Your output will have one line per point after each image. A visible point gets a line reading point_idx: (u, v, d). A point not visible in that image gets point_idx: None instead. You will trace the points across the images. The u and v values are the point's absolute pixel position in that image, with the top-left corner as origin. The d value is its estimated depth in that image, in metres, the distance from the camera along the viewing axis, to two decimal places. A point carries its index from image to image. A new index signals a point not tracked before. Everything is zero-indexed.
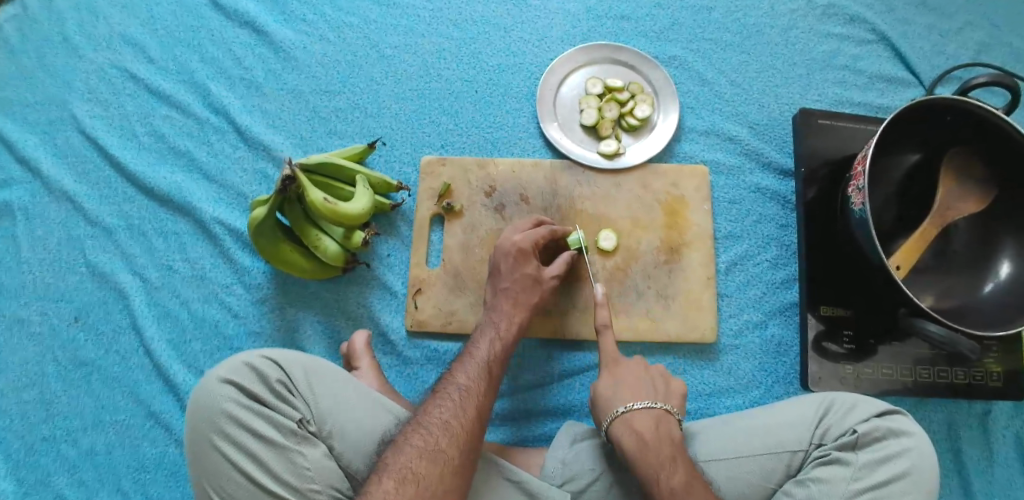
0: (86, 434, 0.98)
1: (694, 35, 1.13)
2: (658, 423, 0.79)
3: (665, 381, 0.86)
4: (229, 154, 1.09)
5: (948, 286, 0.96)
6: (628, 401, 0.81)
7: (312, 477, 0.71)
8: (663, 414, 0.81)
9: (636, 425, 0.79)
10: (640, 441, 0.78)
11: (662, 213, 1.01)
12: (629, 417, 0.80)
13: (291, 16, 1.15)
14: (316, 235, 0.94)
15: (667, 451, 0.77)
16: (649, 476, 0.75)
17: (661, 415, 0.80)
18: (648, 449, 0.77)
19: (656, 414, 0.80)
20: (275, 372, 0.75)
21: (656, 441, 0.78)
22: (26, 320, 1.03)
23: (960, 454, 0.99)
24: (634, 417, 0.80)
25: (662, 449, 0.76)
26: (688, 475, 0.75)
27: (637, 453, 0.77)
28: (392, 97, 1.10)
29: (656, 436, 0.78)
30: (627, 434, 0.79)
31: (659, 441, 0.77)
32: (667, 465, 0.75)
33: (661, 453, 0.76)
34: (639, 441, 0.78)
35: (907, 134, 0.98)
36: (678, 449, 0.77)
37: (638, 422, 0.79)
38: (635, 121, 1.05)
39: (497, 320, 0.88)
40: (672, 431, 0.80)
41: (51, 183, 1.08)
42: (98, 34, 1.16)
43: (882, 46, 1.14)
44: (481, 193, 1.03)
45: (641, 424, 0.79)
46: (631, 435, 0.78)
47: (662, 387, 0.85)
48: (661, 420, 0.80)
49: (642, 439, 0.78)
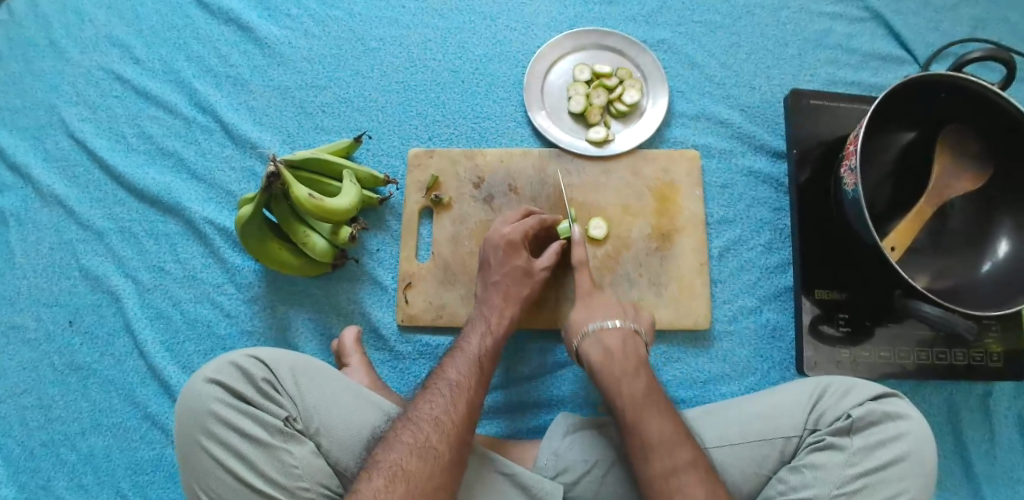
0: (84, 438, 0.98)
1: (683, 18, 1.11)
2: (625, 339, 0.83)
3: (635, 310, 0.89)
4: (217, 153, 1.08)
5: (945, 267, 0.94)
6: (598, 320, 0.84)
7: (299, 475, 0.71)
8: (631, 333, 0.84)
9: (603, 339, 0.82)
10: (607, 355, 0.81)
11: (653, 199, 1.00)
12: (598, 334, 0.83)
13: (275, 11, 1.14)
14: (304, 232, 0.93)
15: (632, 363, 0.80)
16: (611, 385, 0.79)
17: (628, 333, 0.84)
18: (612, 361, 0.80)
19: (624, 332, 0.83)
20: (261, 371, 0.74)
21: (621, 353, 0.81)
22: (22, 326, 1.03)
23: (961, 436, 0.97)
24: (603, 335, 0.83)
25: (626, 361, 0.80)
26: (648, 385, 0.78)
27: (603, 366, 0.80)
28: (378, 89, 1.09)
29: (622, 349, 0.81)
30: (596, 350, 0.82)
31: (624, 356, 0.81)
32: (629, 375, 0.79)
33: (625, 364, 0.80)
34: (606, 356, 0.81)
35: (901, 111, 0.96)
36: (642, 362, 0.81)
37: (606, 338, 0.82)
38: (624, 107, 1.03)
39: (488, 314, 0.87)
40: (639, 348, 0.83)
41: (41, 188, 1.07)
42: (83, 36, 1.15)
43: (876, 24, 1.11)
44: (470, 185, 1.02)
45: (609, 339, 0.82)
46: (599, 349, 0.82)
47: (631, 311, 0.88)
48: (626, 337, 0.83)
49: (608, 352, 0.81)
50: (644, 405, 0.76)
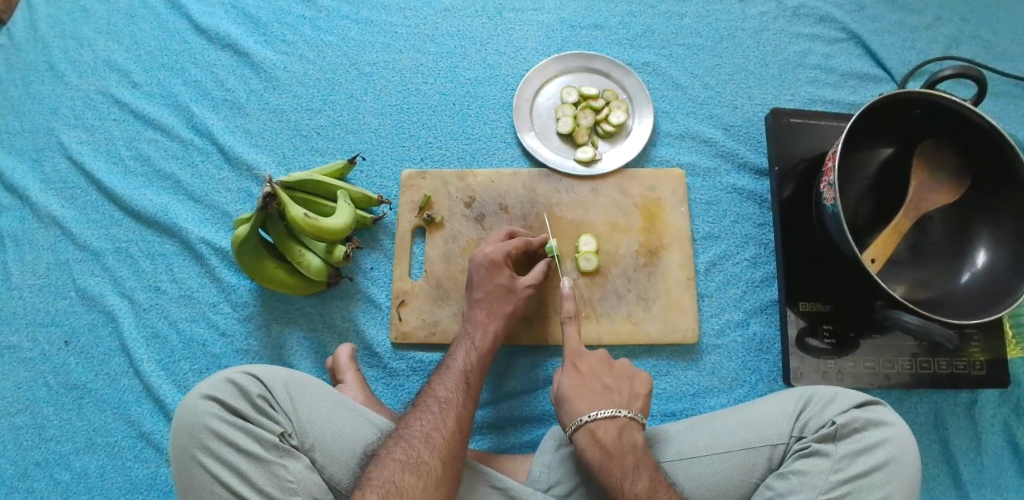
0: (78, 456, 0.99)
1: (666, 41, 1.15)
2: (621, 431, 0.79)
3: (629, 381, 0.86)
4: (213, 175, 1.11)
5: (924, 278, 0.96)
6: (589, 411, 0.81)
7: (294, 490, 0.72)
8: (627, 421, 0.80)
9: (598, 434, 0.79)
10: (602, 450, 0.78)
11: (640, 217, 1.03)
12: (592, 427, 0.79)
13: (271, 37, 1.18)
14: (299, 251, 0.95)
15: (631, 459, 0.77)
16: (613, 487, 0.75)
17: (624, 422, 0.80)
18: (612, 459, 0.76)
19: (618, 422, 0.80)
20: (256, 388, 0.76)
21: (618, 449, 0.78)
22: (18, 346, 1.04)
23: (948, 444, 0.98)
24: (598, 426, 0.79)
25: (626, 458, 0.76)
26: (651, 482, 0.75)
27: (601, 466, 0.76)
28: (371, 112, 1.12)
29: (619, 443, 0.78)
30: (590, 445, 0.78)
31: (621, 452, 0.77)
32: (631, 473, 0.75)
33: (625, 461, 0.76)
34: (603, 452, 0.77)
35: (878, 129, 1.00)
36: (642, 454, 0.77)
37: (601, 432, 0.79)
38: (610, 127, 1.06)
39: (472, 330, 0.89)
40: (637, 437, 0.79)
41: (39, 210, 1.09)
42: (82, 61, 1.18)
43: (853, 44, 1.15)
44: (461, 204, 1.04)
45: (605, 434, 0.79)
46: (595, 446, 0.78)
47: (626, 392, 0.84)
48: (622, 427, 0.80)
49: (605, 448, 0.77)
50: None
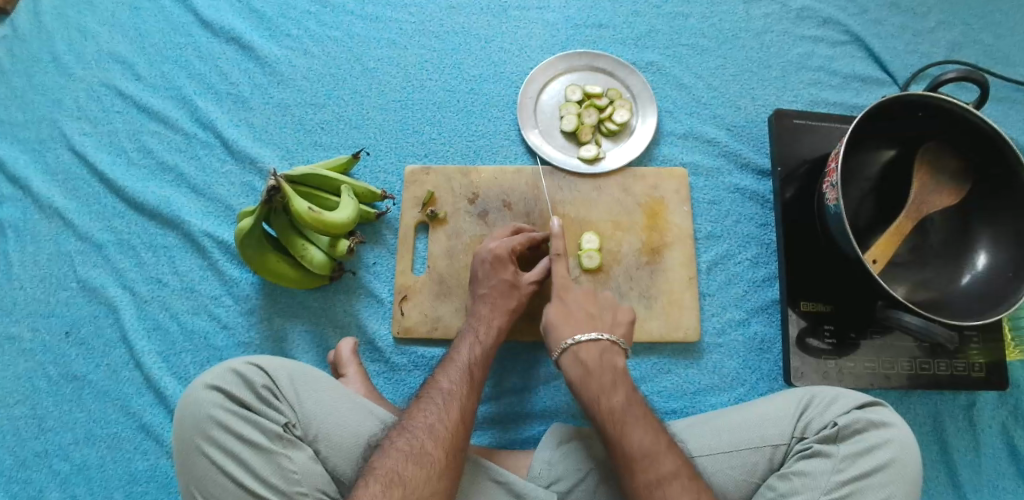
0: (77, 447, 0.99)
1: (670, 41, 1.16)
2: (603, 351, 0.83)
3: (612, 310, 0.90)
4: (217, 168, 1.11)
5: (925, 280, 0.97)
6: (573, 334, 0.85)
7: (298, 481, 0.72)
8: (609, 345, 0.84)
9: (581, 355, 0.83)
10: (584, 370, 0.82)
11: (643, 215, 1.03)
12: (575, 349, 0.83)
13: (276, 32, 1.18)
14: (302, 245, 0.95)
15: (609, 378, 0.81)
16: (589, 400, 0.79)
17: (607, 346, 0.84)
18: (591, 376, 0.81)
19: (601, 344, 0.84)
20: (260, 378, 0.76)
21: (598, 368, 0.82)
22: (18, 336, 1.04)
23: (946, 445, 0.99)
24: (580, 349, 0.83)
25: (604, 377, 0.80)
26: (627, 398, 0.79)
27: (581, 383, 0.81)
28: (375, 108, 1.13)
29: (599, 364, 0.82)
30: (572, 364, 0.83)
31: (600, 370, 0.81)
32: (607, 389, 0.79)
33: (603, 379, 0.80)
34: (583, 370, 0.82)
35: (880, 131, 1.00)
36: (620, 375, 0.81)
37: (584, 354, 0.83)
38: (614, 126, 1.07)
39: (477, 324, 0.89)
40: (617, 360, 0.83)
41: (42, 201, 1.09)
42: (86, 54, 1.18)
43: (855, 47, 1.16)
44: (465, 201, 1.04)
45: (587, 355, 0.83)
46: (577, 365, 0.82)
47: (609, 319, 0.88)
48: (603, 349, 0.83)
49: (586, 368, 0.82)
50: (624, 417, 0.76)
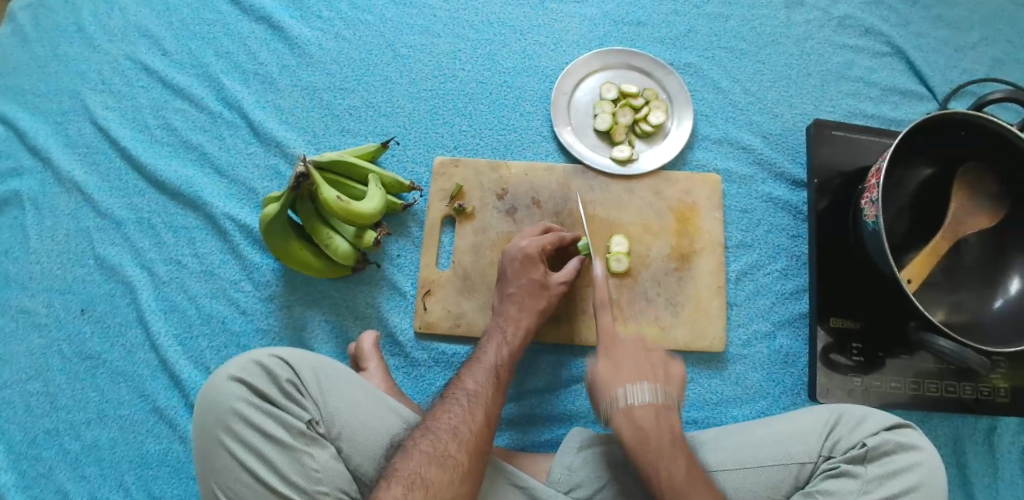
0: (89, 427, 0.97)
1: (710, 43, 1.14)
2: (658, 414, 0.78)
3: None
4: (241, 150, 1.08)
5: (958, 302, 0.95)
6: (627, 390, 0.79)
7: (319, 479, 0.71)
8: (663, 406, 0.79)
9: (637, 417, 0.77)
10: (640, 432, 0.77)
11: (674, 219, 1.01)
12: (629, 410, 0.78)
13: (306, 13, 1.15)
14: (327, 234, 0.93)
15: (668, 442, 0.76)
16: (647, 467, 0.75)
17: (661, 405, 0.78)
18: (648, 440, 0.76)
19: (655, 405, 0.78)
20: (284, 372, 0.75)
21: (656, 430, 0.77)
22: (33, 311, 1.02)
23: (965, 469, 0.98)
24: (635, 409, 0.78)
25: (663, 443, 0.76)
26: (687, 467, 0.75)
27: (638, 448, 0.76)
28: (405, 96, 1.10)
29: (657, 428, 0.77)
30: (627, 425, 0.77)
31: (659, 433, 0.76)
32: (666, 457, 0.75)
33: (662, 445, 0.76)
34: (640, 435, 0.77)
35: (921, 147, 0.97)
36: (676, 438, 0.77)
37: (639, 415, 0.77)
38: (649, 128, 1.05)
39: (504, 325, 0.88)
40: (672, 419, 0.78)
41: (62, 174, 1.07)
42: (111, 25, 1.15)
43: (897, 59, 1.13)
44: (493, 196, 1.03)
45: (642, 417, 0.77)
46: (632, 429, 0.77)
47: (663, 370, 0.82)
48: (658, 410, 0.78)
49: (643, 433, 0.77)
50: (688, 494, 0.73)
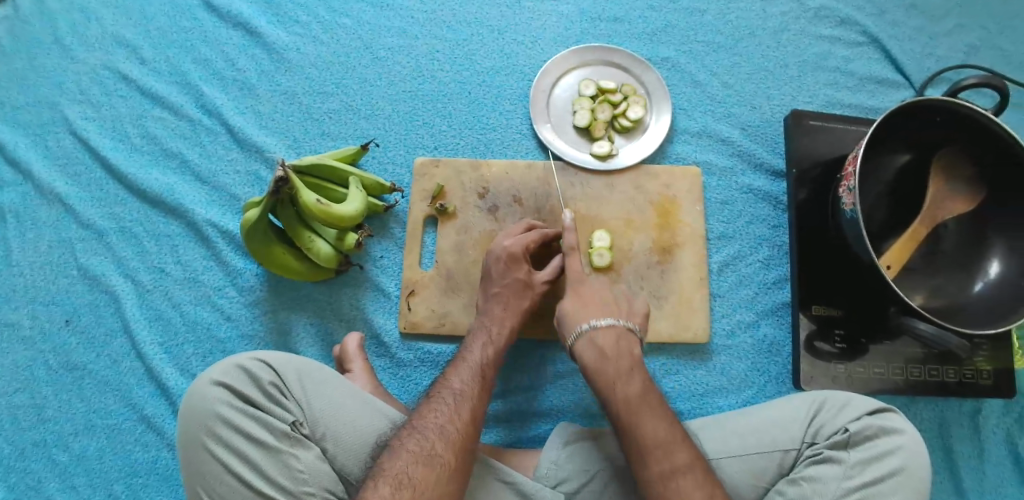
0: (76, 438, 0.97)
1: (686, 37, 1.14)
2: (619, 338, 0.83)
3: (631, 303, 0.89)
4: (222, 156, 1.08)
5: (937, 286, 0.96)
6: (590, 317, 0.84)
7: (305, 480, 0.72)
8: (624, 331, 0.84)
9: (597, 339, 0.82)
10: (601, 356, 0.81)
11: (655, 213, 1.02)
12: (591, 334, 0.83)
13: (284, 18, 1.15)
14: (309, 237, 0.93)
15: (626, 363, 0.80)
16: (603, 386, 0.79)
17: (622, 331, 0.83)
18: (607, 361, 0.80)
19: (616, 330, 0.83)
20: (267, 375, 0.75)
21: (615, 354, 0.81)
22: (17, 323, 1.02)
23: (951, 453, 0.98)
24: (597, 333, 0.83)
25: (621, 362, 0.80)
26: (643, 384, 0.78)
27: (597, 368, 0.80)
28: (384, 98, 1.11)
29: (615, 348, 0.82)
30: (590, 351, 0.82)
31: (617, 356, 0.81)
32: (624, 376, 0.79)
33: (620, 365, 0.80)
34: (600, 356, 0.81)
35: (898, 134, 0.98)
36: (636, 363, 0.81)
37: (601, 339, 0.82)
38: (628, 123, 1.05)
39: (489, 323, 0.88)
40: (632, 346, 0.83)
41: (42, 186, 1.07)
42: (89, 35, 1.15)
43: (872, 48, 1.14)
44: (474, 195, 1.03)
45: (603, 339, 0.82)
46: (592, 350, 0.82)
47: (624, 304, 0.88)
48: (618, 335, 0.83)
49: (602, 352, 0.81)
50: (639, 405, 0.76)
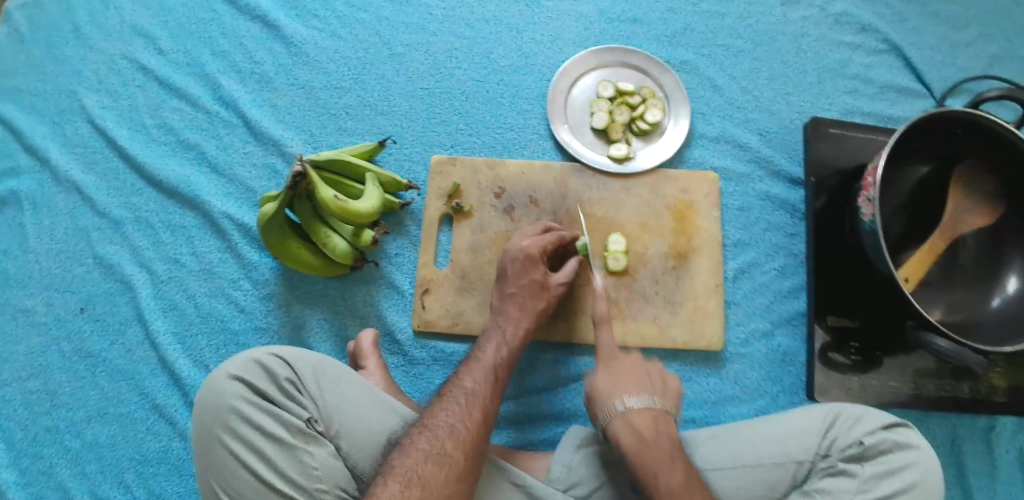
0: (89, 425, 0.98)
1: (706, 41, 1.13)
2: (656, 420, 0.78)
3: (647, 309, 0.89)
4: (238, 148, 1.08)
5: (955, 301, 0.95)
6: (605, 335, 0.86)
7: (319, 477, 0.72)
8: (661, 414, 0.79)
9: (634, 422, 0.77)
10: (639, 439, 0.76)
11: (671, 218, 1.02)
12: (626, 416, 0.78)
13: (303, 11, 1.15)
14: (325, 233, 0.93)
15: (635, 380, 0.82)
16: (647, 474, 0.74)
17: (659, 414, 0.79)
18: (647, 447, 0.75)
19: (653, 412, 0.78)
20: (283, 371, 0.76)
21: (625, 371, 0.83)
22: (31, 310, 1.03)
23: (962, 466, 0.98)
24: (609, 353, 0.85)
25: (630, 379, 0.82)
26: (686, 474, 0.74)
27: (606, 383, 0.82)
28: (402, 94, 1.10)
29: (626, 367, 0.83)
30: (601, 366, 0.84)
31: (656, 439, 0.76)
32: (665, 465, 0.74)
33: (659, 450, 0.75)
34: (639, 441, 0.76)
35: (919, 146, 0.96)
36: (645, 381, 0.83)
37: (638, 422, 0.77)
38: (645, 126, 1.05)
39: (503, 323, 0.88)
40: (670, 430, 0.78)
41: (59, 174, 1.07)
42: (108, 24, 1.15)
43: (894, 56, 1.13)
44: (491, 195, 1.03)
45: (639, 421, 0.77)
46: (630, 433, 0.77)
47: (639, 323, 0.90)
48: (655, 417, 0.78)
49: (613, 368, 0.83)
50: (683, 497, 0.71)
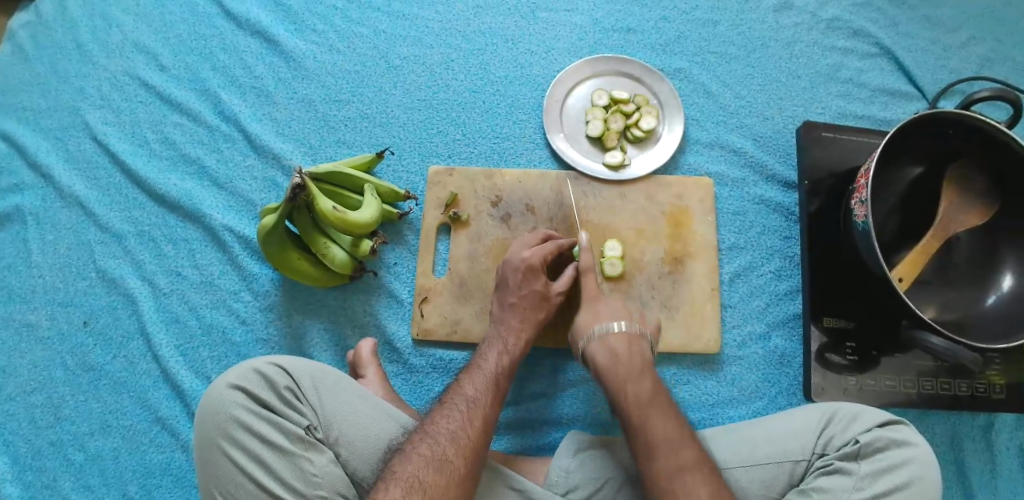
0: (92, 438, 0.99)
1: (699, 48, 1.15)
2: (630, 342, 0.84)
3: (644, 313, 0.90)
4: (238, 162, 1.10)
5: (949, 299, 0.96)
6: (629, 364, 0.82)
7: (318, 484, 0.72)
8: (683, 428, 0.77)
9: (609, 342, 0.84)
10: (638, 399, 0.79)
11: (667, 223, 1.03)
12: (603, 338, 0.85)
13: (301, 26, 1.17)
14: (324, 243, 0.94)
15: (664, 410, 0.78)
16: (646, 430, 0.76)
17: (655, 379, 0.82)
18: (618, 364, 0.82)
19: (628, 335, 0.85)
20: (283, 379, 0.76)
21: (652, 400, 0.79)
22: (35, 324, 1.04)
23: (963, 466, 0.98)
24: (635, 378, 0.81)
25: (660, 409, 0.78)
26: (652, 388, 0.80)
27: (638, 410, 0.77)
28: (400, 106, 1.12)
29: (652, 394, 0.80)
30: (627, 391, 0.79)
31: (655, 402, 0.78)
32: (635, 376, 0.81)
33: (630, 367, 0.82)
34: (638, 401, 0.78)
35: (911, 146, 0.98)
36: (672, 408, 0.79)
37: (613, 341, 0.84)
38: (640, 133, 1.06)
39: (504, 333, 0.89)
40: (644, 351, 0.85)
41: (63, 190, 1.09)
42: (110, 42, 1.18)
43: (885, 60, 1.15)
44: (488, 203, 1.04)
45: (615, 342, 0.84)
46: (605, 352, 0.84)
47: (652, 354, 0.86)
48: (629, 340, 0.84)
49: (641, 396, 0.79)
50: (647, 405, 0.78)
